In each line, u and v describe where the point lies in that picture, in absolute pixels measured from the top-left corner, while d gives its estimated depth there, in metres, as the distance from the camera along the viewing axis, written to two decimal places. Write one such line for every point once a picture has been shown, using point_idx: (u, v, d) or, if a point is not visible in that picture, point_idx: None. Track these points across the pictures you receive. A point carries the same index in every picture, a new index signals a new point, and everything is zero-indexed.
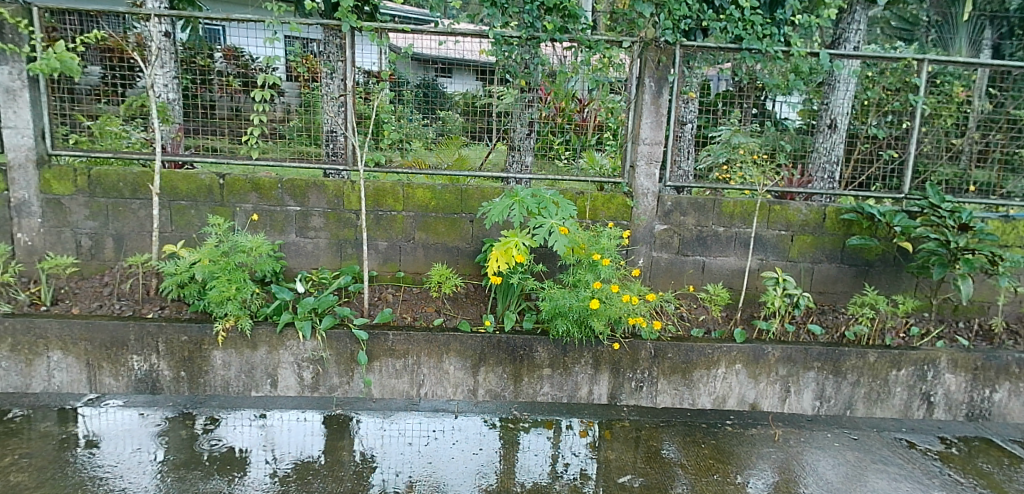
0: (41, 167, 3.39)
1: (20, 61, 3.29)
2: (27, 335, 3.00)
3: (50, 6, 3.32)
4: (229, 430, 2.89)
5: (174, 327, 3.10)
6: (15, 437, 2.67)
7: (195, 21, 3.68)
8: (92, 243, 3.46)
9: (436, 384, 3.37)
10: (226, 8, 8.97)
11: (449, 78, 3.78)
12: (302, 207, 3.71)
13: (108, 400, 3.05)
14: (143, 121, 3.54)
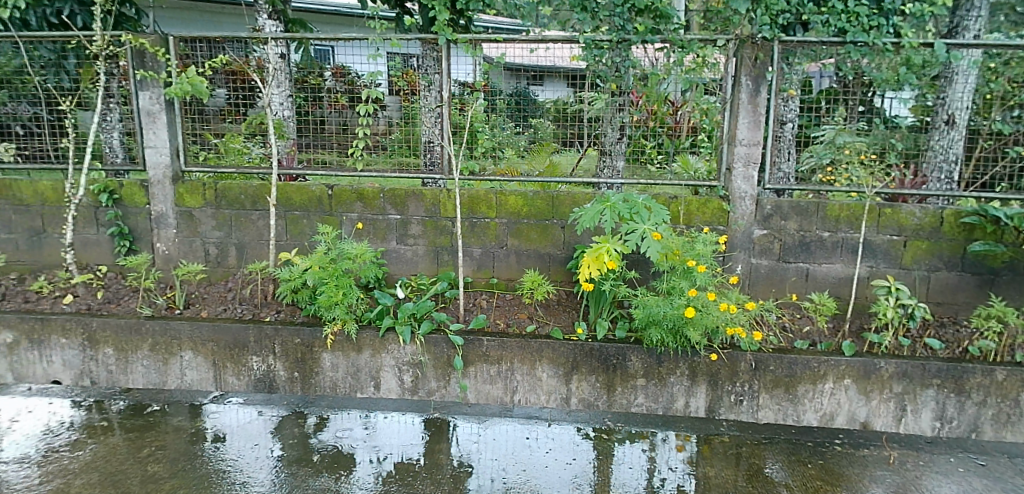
0: (176, 183, 3.71)
1: (159, 86, 3.62)
2: (164, 336, 3.24)
3: (183, 35, 3.64)
4: (337, 430, 3.05)
5: (288, 330, 3.30)
6: (155, 429, 2.91)
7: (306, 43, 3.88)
8: (218, 251, 3.76)
9: (530, 391, 3.40)
10: (333, 30, 9.61)
11: (540, 86, 3.78)
12: (402, 215, 3.85)
13: (231, 398, 3.28)
14: (262, 138, 3.81)
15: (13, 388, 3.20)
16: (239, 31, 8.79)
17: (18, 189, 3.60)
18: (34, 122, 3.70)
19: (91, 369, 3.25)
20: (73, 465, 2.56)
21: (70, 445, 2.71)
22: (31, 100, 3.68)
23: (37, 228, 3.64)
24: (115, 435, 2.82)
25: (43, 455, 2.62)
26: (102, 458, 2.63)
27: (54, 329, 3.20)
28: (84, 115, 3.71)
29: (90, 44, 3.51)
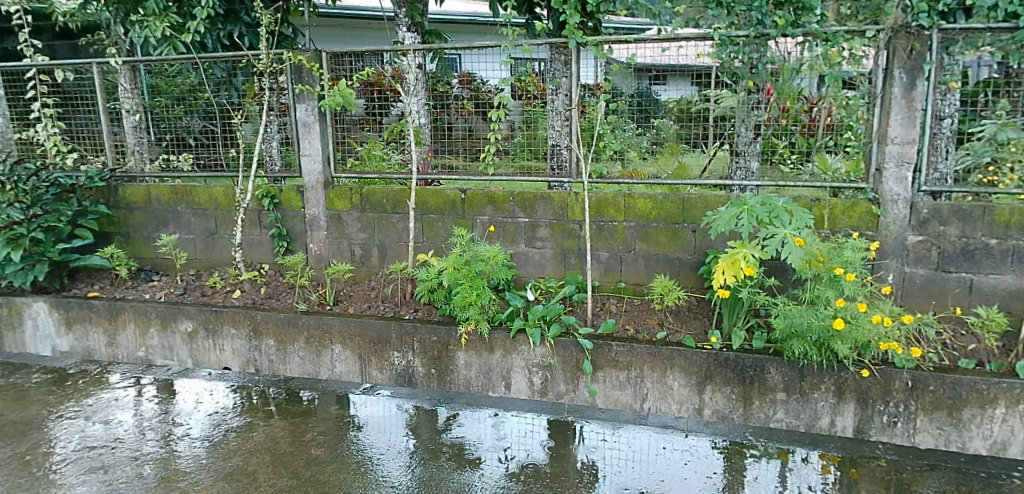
0: (327, 188, 3.99)
1: (314, 99, 3.93)
2: (317, 330, 3.50)
3: (334, 50, 3.92)
4: (470, 427, 3.14)
5: (426, 328, 3.45)
6: (311, 415, 3.15)
7: (442, 53, 3.92)
8: (362, 251, 4.01)
9: (661, 400, 3.32)
10: (469, 37, 9.97)
11: (663, 86, 3.68)
12: (531, 218, 3.90)
13: (379, 389, 3.48)
14: (399, 144, 4.03)
15: (195, 372, 3.59)
16: (382, 44, 9.28)
17: (196, 195, 4.03)
18: (205, 135, 4.10)
19: (256, 357, 3.57)
20: (245, 443, 2.82)
21: (242, 426, 2.98)
22: (203, 114, 4.08)
23: (211, 230, 4.07)
24: (277, 418, 3.08)
25: (220, 433, 2.91)
26: (270, 440, 2.86)
27: (225, 321, 3.55)
28: (248, 127, 4.11)
29: (258, 62, 3.89)
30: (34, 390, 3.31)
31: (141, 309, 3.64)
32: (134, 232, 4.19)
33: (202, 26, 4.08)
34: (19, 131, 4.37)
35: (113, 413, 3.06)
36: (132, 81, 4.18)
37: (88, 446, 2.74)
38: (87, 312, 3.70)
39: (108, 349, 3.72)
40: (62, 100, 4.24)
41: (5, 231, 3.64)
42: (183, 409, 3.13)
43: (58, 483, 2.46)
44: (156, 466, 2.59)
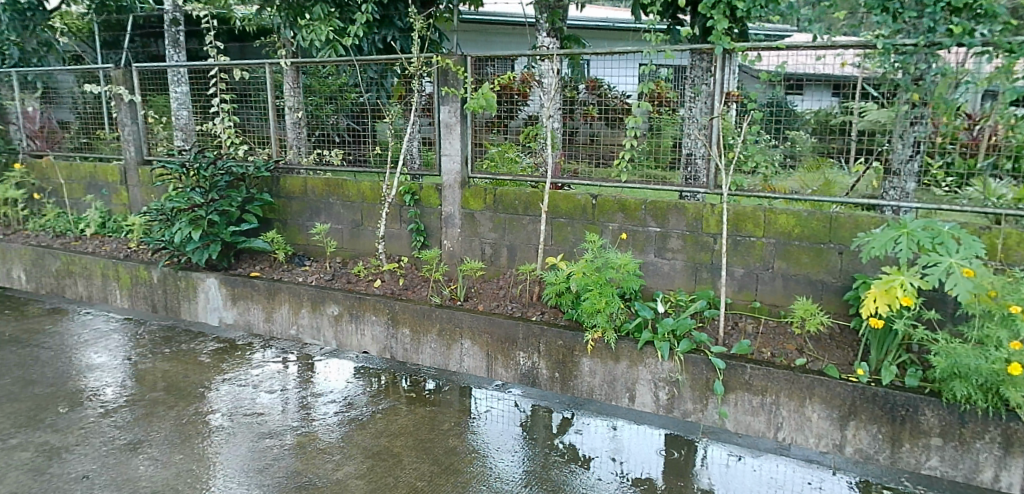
0: (463, 188, 4.12)
1: (457, 101, 4.08)
2: (449, 324, 3.59)
3: (479, 55, 3.98)
4: (585, 432, 3.03)
5: (552, 332, 3.38)
6: (445, 405, 3.17)
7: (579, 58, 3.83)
8: (492, 251, 4.10)
9: (796, 431, 3.04)
10: (610, 43, 9.98)
11: (800, 95, 3.41)
12: (662, 228, 3.71)
13: (510, 388, 3.46)
14: (530, 147, 4.01)
15: (343, 354, 3.83)
16: (513, 49, 9.50)
17: (346, 188, 4.33)
18: (350, 133, 4.40)
19: (392, 344, 3.76)
20: (389, 426, 2.84)
21: (385, 409, 3.02)
22: (349, 112, 4.36)
23: (356, 221, 4.34)
24: (417, 407, 3.11)
25: (367, 412, 2.98)
26: (417, 426, 2.87)
27: (368, 307, 3.77)
28: (381, 126, 4.29)
29: (409, 65, 4.08)
30: (204, 357, 3.62)
31: (296, 291, 3.94)
32: (291, 220, 4.55)
33: (361, 30, 4.38)
34: (201, 123, 4.84)
35: (275, 384, 3.30)
36: (295, 82, 4.47)
37: (239, 413, 2.92)
38: (250, 290, 4.06)
39: (265, 324, 4.06)
40: (238, 97, 4.68)
41: (189, 212, 4.16)
42: (322, 388, 3.28)
43: (215, 443, 2.63)
44: (305, 438, 2.69)
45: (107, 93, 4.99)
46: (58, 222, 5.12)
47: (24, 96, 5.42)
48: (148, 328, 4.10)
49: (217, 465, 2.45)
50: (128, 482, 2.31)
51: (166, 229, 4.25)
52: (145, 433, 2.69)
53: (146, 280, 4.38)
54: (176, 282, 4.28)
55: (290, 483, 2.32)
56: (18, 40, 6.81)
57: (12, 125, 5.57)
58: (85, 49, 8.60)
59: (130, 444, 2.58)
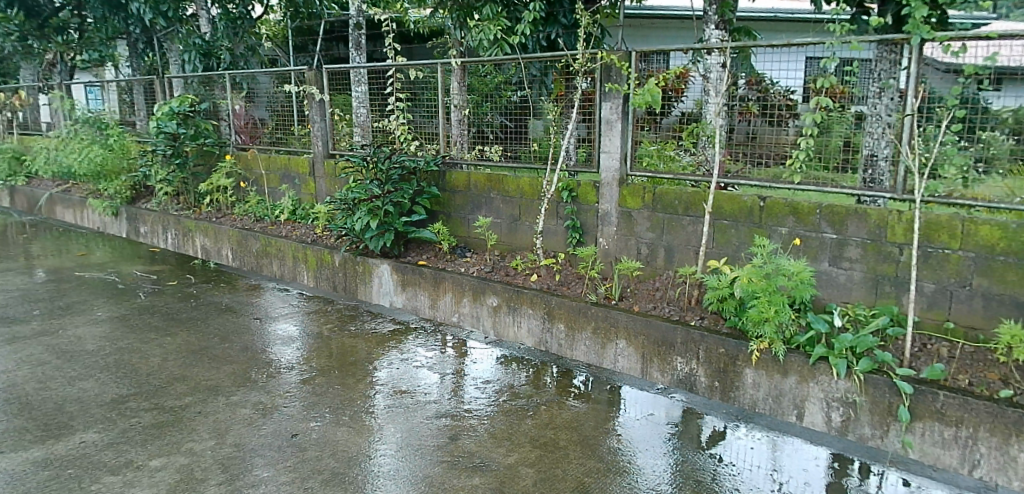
0: (621, 185, 4.02)
1: (619, 98, 3.99)
2: (605, 322, 3.56)
3: (644, 50, 3.85)
4: (739, 441, 2.80)
5: (713, 338, 3.20)
6: (606, 401, 3.15)
7: (749, 51, 3.57)
8: (649, 251, 3.95)
9: (1000, 471, 2.52)
10: (788, 35, 9.41)
11: (997, 92, 2.86)
12: (840, 235, 3.32)
13: (673, 392, 3.32)
14: (693, 145, 3.81)
15: (501, 344, 3.95)
16: (676, 43, 9.27)
17: (506, 184, 4.47)
18: (501, 131, 4.57)
19: (547, 338, 3.82)
20: (552, 418, 2.89)
21: (551, 402, 3.08)
22: (503, 111, 4.51)
23: (515, 216, 4.47)
24: (583, 402, 3.12)
25: (532, 403, 3.05)
26: (579, 422, 2.88)
27: (525, 301, 3.86)
28: (536, 123, 4.39)
29: (574, 61, 4.10)
30: (384, 336, 3.92)
31: (458, 280, 4.15)
32: (454, 213, 4.78)
33: (528, 27, 4.61)
34: (377, 121, 5.20)
35: (444, 368, 3.47)
36: (462, 81, 4.65)
37: (397, 391, 3.12)
38: (418, 277, 4.34)
39: (431, 310, 4.32)
40: (412, 95, 4.99)
41: (368, 203, 4.51)
42: (472, 373, 3.41)
43: (378, 416, 2.83)
44: (477, 422, 2.82)
45: (299, 93, 5.55)
46: (258, 208, 5.79)
47: (233, 96, 6.14)
48: (334, 306, 4.50)
49: (379, 437, 2.64)
50: (327, 445, 2.54)
51: (347, 217, 4.65)
52: (340, 402, 2.96)
53: (329, 264, 4.83)
54: (354, 266, 4.69)
55: (460, 463, 2.44)
56: (231, 46, 7.75)
57: (223, 122, 6.34)
58: (282, 53, 9.67)
59: (328, 410, 2.86)
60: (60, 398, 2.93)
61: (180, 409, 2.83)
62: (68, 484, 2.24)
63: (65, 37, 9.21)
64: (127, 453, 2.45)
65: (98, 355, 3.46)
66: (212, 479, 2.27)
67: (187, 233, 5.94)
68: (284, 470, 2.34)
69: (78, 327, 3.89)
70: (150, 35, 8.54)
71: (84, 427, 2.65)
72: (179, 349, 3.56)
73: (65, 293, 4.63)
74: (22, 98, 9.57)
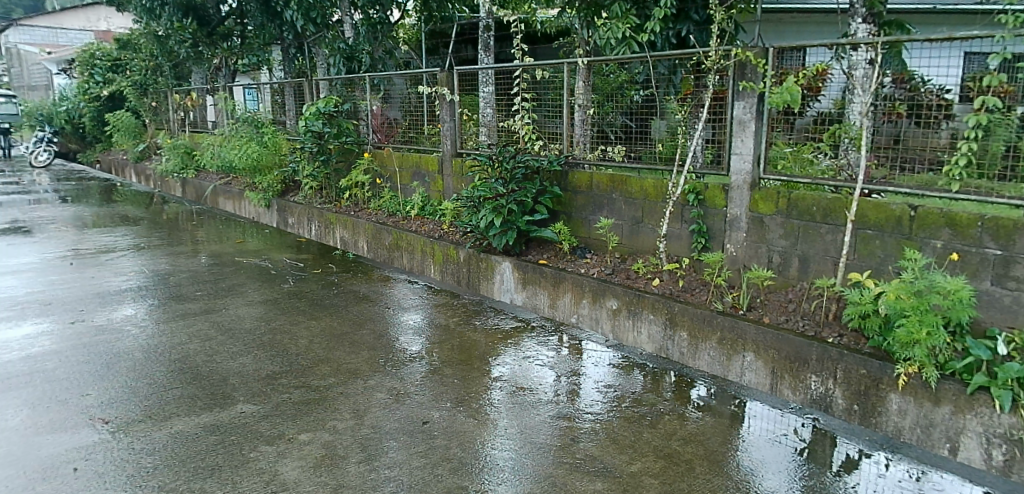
0: (753, 189, 3.81)
1: (754, 97, 3.76)
2: (732, 333, 3.43)
3: (782, 46, 3.62)
4: (879, 470, 2.60)
5: (854, 358, 2.98)
6: (731, 415, 3.04)
7: (901, 45, 3.24)
8: (781, 260, 3.74)
9: None
10: (950, 27, 8.59)
11: None
12: (1006, 252, 2.90)
13: (805, 412, 3.14)
14: (834, 148, 3.54)
15: (620, 348, 3.93)
16: (817, 38, 8.74)
17: (629, 184, 4.40)
18: (623, 130, 4.54)
19: (668, 345, 3.74)
20: (675, 429, 2.84)
21: (674, 412, 3.03)
22: (626, 111, 4.52)
23: (637, 218, 4.39)
24: (707, 414, 3.04)
25: (654, 411, 3.01)
26: (703, 435, 2.81)
27: (646, 306, 3.81)
28: (661, 123, 4.30)
29: (706, 59, 3.93)
30: (507, 333, 4.02)
31: (579, 281, 4.18)
32: (576, 213, 4.78)
33: (658, 24, 4.52)
34: (503, 120, 5.32)
35: (562, 367, 3.51)
36: (586, 80, 4.65)
37: (517, 387, 3.20)
38: (538, 276, 4.42)
39: (550, 310, 4.39)
40: (537, 95, 5.06)
41: (493, 202, 4.66)
42: (591, 376, 3.42)
43: (497, 411, 2.92)
44: (598, 425, 2.83)
45: (430, 94, 5.81)
46: (391, 204, 6.14)
47: (371, 97, 6.53)
48: (460, 300, 4.69)
49: (499, 431, 2.72)
50: (455, 435, 2.66)
51: (473, 215, 4.85)
52: (465, 394, 3.08)
53: (455, 259, 5.03)
54: (477, 263, 4.86)
55: (582, 466, 2.46)
56: (370, 49, 8.23)
57: (361, 121, 6.76)
58: (415, 55, 10.15)
59: (455, 402, 2.99)
60: (224, 371, 3.28)
61: (325, 389, 3.07)
62: (233, 449, 2.50)
63: (230, 44, 10.25)
64: (279, 426, 2.70)
65: (254, 333, 3.83)
66: (352, 457, 2.45)
67: (328, 225, 6.41)
68: (416, 455, 2.48)
69: (237, 307, 4.33)
70: (300, 41, 9.26)
71: (244, 399, 2.95)
72: (323, 333, 3.86)
73: (225, 275, 5.16)
74: (192, 99, 10.77)
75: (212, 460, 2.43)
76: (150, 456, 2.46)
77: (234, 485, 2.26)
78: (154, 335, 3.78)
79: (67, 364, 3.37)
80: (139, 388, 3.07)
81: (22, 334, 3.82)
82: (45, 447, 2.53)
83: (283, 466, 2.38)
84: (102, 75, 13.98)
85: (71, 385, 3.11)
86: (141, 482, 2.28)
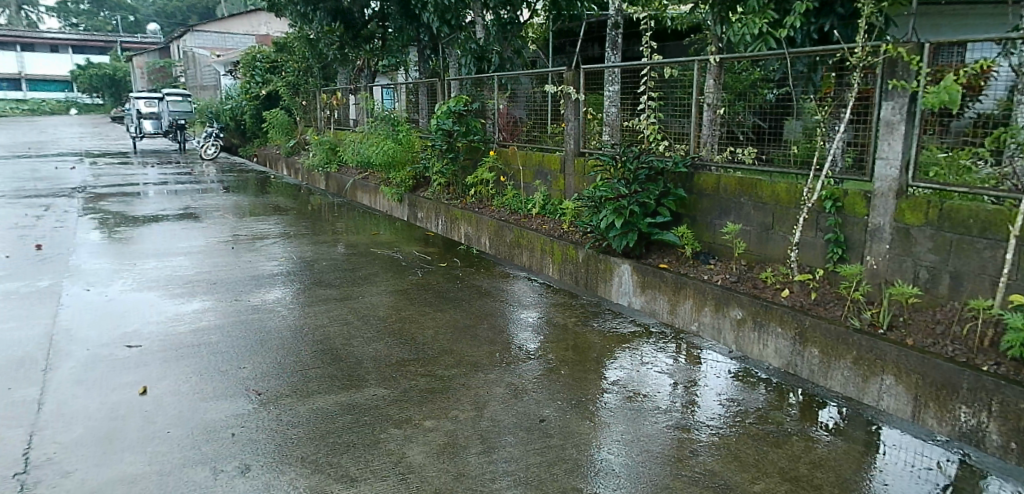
0: (899, 197, 3.49)
1: (905, 97, 3.44)
2: (869, 353, 3.20)
3: (940, 40, 3.27)
4: None
5: (1014, 390, 2.67)
6: (864, 442, 2.85)
7: None
8: (929, 277, 3.41)
9: None
10: None
11: None
12: None
13: (953, 445, 2.86)
14: (997, 155, 3.18)
15: (743, 360, 3.79)
16: (985, 32, 7.87)
17: (759, 188, 4.21)
18: (754, 131, 4.35)
19: (797, 361, 3.56)
20: (802, 452, 2.71)
21: (800, 433, 2.89)
22: (757, 110, 4.32)
23: (767, 225, 4.19)
24: (838, 438, 2.86)
25: (778, 430, 2.90)
26: (832, 460, 2.66)
27: (774, 318, 3.65)
28: (797, 124, 4.06)
29: (851, 55, 3.66)
30: (625, 336, 4.01)
31: (701, 288, 4.08)
32: (700, 217, 4.66)
33: (798, 20, 4.27)
34: (628, 120, 5.28)
35: (681, 376, 3.47)
36: (717, 79, 4.54)
37: (633, 392, 3.20)
38: (659, 280, 4.38)
39: (670, 315, 4.33)
40: (663, 94, 4.96)
41: (615, 202, 4.65)
42: (710, 386, 3.35)
43: (612, 414, 2.94)
44: (718, 440, 2.77)
45: (556, 93, 5.87)
46: (514, 202, 6.29)
47: (499, 96, 6.71)
48: (578, 301, 4.73)
49: (613, 436, 2.74)
50: (570, 436, 2.72)
51: (593, 215, 4.87)
52: (582, 396, 3.12)
53: (574, 259, 5.08)
54: (597, 263, 4.88)
55: (698, 480, 2.43)
56: (499, 49, 8.44)
57: (488, 120, 6.96)
58: (542, 54, 10.31)
59: (570, 402, 3.05)
60: (360, 354, 3.56)
61: (449, 379, 3.24)
62: (366, 429, 2.72)
63: (371, 46, 10.94)
64: (408, 410, 2.90)
65: (386, 321, 4.11)
66: (472, 448, 2.58)
67: (454, 221, 6.69)
68: (532, 452, 2.56)
69: (371, 295, 4.66)
70: (435, 42, 9.69)
71: (376, 383, 3.19)
72: (448, 325, 4.06)
73: (361, 265, 5.56)
74: (338, 99, 11.62)
75: (348, 437, 2.66)
76: (296, 428, 2.74)
77: (366, 462, 2.46)
78: (300, 317, 4.17)
79: (228, 339, 3.81)
80: (287, 365, 3.41)
81: (193, 309, 4.36)
82: (210, 412, 2.89)
83: (410, 449, 2.56)
84: (262, 76, 15.39)
85: (232, 358, 3.52)
86: (288, 452, 2.55)
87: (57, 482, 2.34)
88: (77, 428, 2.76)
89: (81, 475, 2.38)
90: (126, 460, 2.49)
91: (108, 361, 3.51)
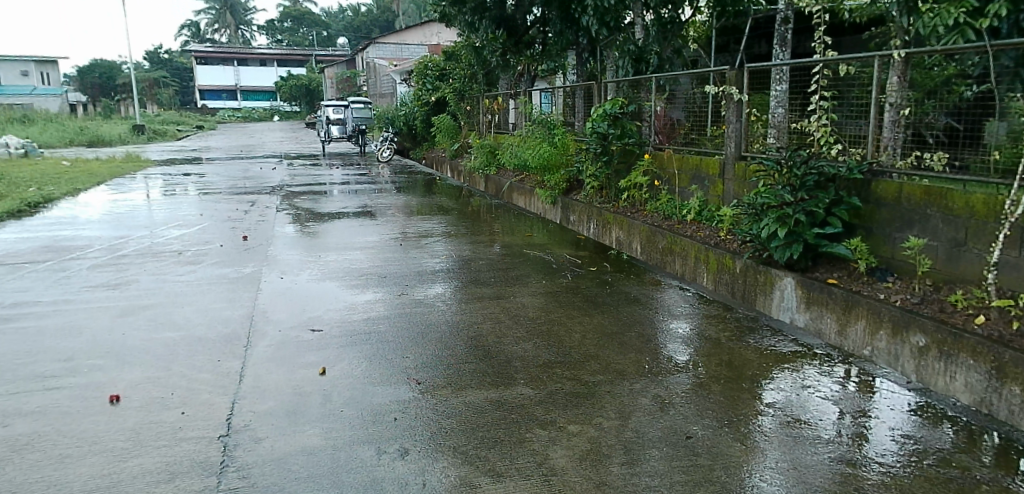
0: None
1: None
2: None
3: None
4: None
5: None
6: None
7: None
8: None
9: None
10: None
11: None
12: None
13: None
14: None
15: (925, 393, 3.39)
16: None
17: (949, 199, 3.73)
18: (946, 133, 3.87)
19: (992, 400, 3.12)
20: None
21: (992, 483, 2.54)
22: (950, 110, 3.88)
23: (959, 240, 3.71)
24: None
25: (964, 477, 2.57)
26: None
27: (964, 349, 3.22)
28: (1000, 125, 3.57)
29: None
30: (784, 356, 3.79)
31: (876, 309, 3.73)
32: (878, 229, 4.23)
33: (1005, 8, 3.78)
34: (796, 121, 4.96)
35: (848, 404, 3.20)
36: (902, 75, 4.08)
37: (792, 418, 3.02)
38: (826, 297, 4.06)
39: (838, 337, 4.00)
40: (838, 93, 4.59)
41: (779, 210, 4.40)
42: (883, 420, 3.06)
43: (767, 440, 2.80)
44: (890, 480, 2.53)
45: (716, 94, 5.65)
46: (667, 207, 6.16)
47: (656, 97, 6.60)
48: (734, 314, 4.53)
49: (767, 463, 2.62)
50: (719, 457, 2.64)
51: (754, 223, 4.64)
52: (733, 416, 3.01)
53: (731, 269, 4.86)
54: (756, 275, 4.64)
55: None
56: (659, 49, 8.32)
57: (644, 122, 6.89)
58: (703, 54, 10.00)
59: (719, 421, 2.96)
60: (509, 353, 3.73)
61: (594, 385, 3.29)
62: (513, 427, 2.86)
63: (532, 51, 11.29)
64: (553, 413, 2.99)
65: (535, 322, 4.26)
66: (615, 457, 2.61)
67: (607, 224, 6.70)
68: (678, 469, 2.53)
69: (523, 296, 4.84)
70: (593, 45, 9.77)
71: (524, 382, 3.33)
72: (595, 330, 4.11)
73: (515, 265, 5.78)
74: (498, 103, 12.12)
75: (496, 433, 2.81)
76: (449, 419, 2.95)
77: (512, 460, 2.60)
78: (456, 313, 4.45)
79: (394, 329, 4.17)
80: (444, 359, 3.67)
81: (364, 300, 4.83)
82: (376, 397, 3.20)
83: (553, 452, 2.65)
84: (432, 84, 16.50)
85: (397, 348, 3.86)
86: (442, 441, 2.76)
87: (252, 446, 2.75)
88: (270, 400, 3.20)
89: (271, 442, 2.77)
90: (307, 433, 2.85)
91: (295, 342, 4.02)
